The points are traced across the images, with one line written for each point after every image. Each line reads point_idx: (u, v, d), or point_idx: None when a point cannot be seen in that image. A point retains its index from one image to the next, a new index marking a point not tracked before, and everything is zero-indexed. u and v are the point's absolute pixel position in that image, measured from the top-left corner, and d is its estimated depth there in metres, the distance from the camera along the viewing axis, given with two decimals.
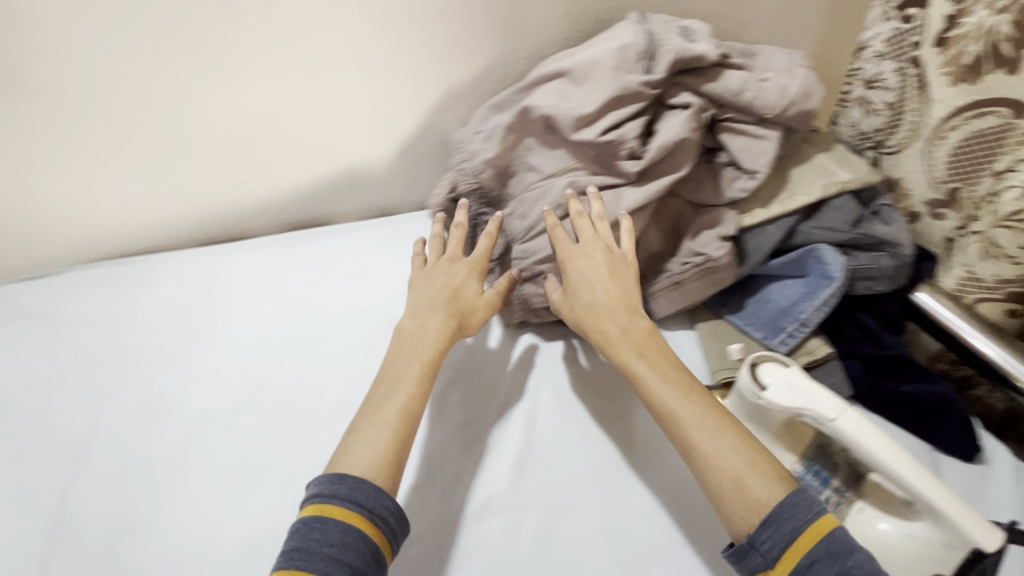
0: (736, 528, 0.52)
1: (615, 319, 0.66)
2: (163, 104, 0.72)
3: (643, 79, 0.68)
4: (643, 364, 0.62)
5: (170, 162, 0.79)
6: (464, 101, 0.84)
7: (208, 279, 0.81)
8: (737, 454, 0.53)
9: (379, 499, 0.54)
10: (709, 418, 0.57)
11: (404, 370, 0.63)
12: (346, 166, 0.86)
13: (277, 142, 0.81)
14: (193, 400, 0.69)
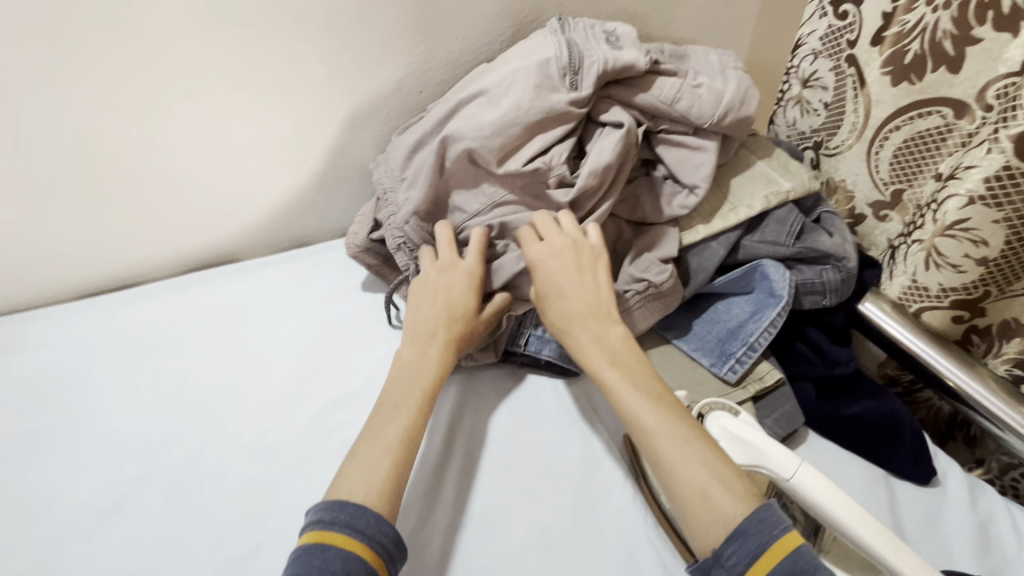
0: (700, 543, 0.46)
1: (588, 325, 0.58)
2: (9, 144, 0.61)
3: (569, 97, 0.62)
4: (614, 372, 0.55)
5: (29, 209, 0.67)
6: (377, 119, 0.76)
7: (96, 342, 0.71)
8: (707, 471, 0.47)
9: (380, 524, 0.48)
10: (682, 428, 0.50)
11: (399, 401, 0.57)
12: (248, 197, 0.76)
13: (161, 176, 0.70)
14: (71, 496, 0.59)
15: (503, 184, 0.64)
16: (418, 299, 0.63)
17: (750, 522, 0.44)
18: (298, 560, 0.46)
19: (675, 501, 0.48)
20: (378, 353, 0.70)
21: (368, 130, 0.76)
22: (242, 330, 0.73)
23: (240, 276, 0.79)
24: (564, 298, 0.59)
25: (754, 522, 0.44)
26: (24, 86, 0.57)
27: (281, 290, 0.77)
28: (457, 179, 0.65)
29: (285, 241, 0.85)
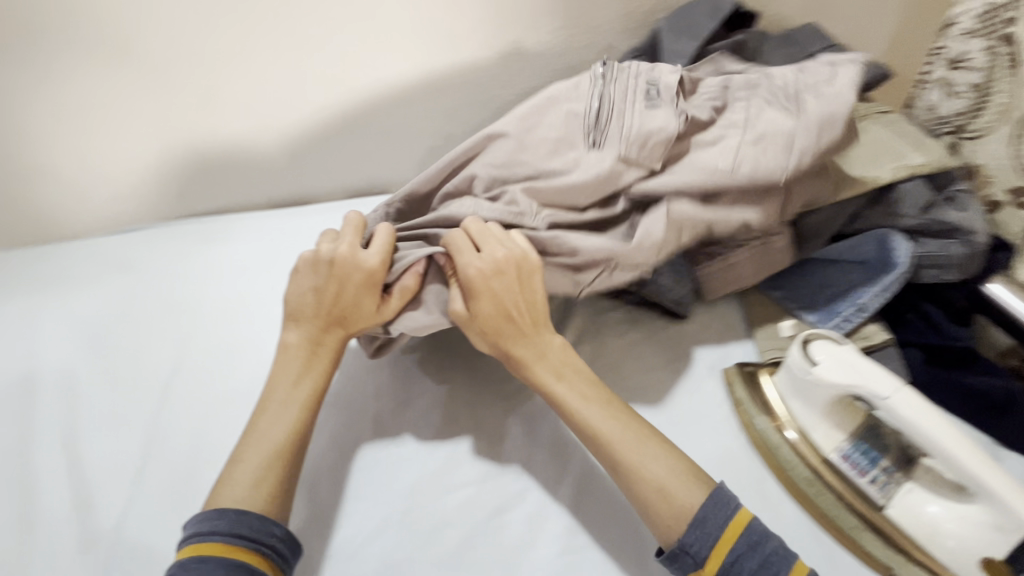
0: (664, 534, 0.51)
1: (533, 338, 0.59)
2: (241, 72, 0.72)
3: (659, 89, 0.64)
4: (562, 386, 0.57)
5: (237, 130, 0.79)
6: (524, 76, 0.83)
7: (269, 232, 0.83)
8: (665, 466, 0.52)
9: (266, 526, 0.50)
10: (632, 436, 0.54)
11: (298, 390, 0.57)
12: (402, 136, 0.86)
13: (342, 113, 0.81)
14: (246, 358, 0.69)
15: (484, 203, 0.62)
16: (303, 278, 0.60)
17: (708, 509, 0.50)
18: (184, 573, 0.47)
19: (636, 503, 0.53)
20: None
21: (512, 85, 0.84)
22: None
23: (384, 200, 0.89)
24: (498, 321, 0.58)
25: (712, 505, 0.50)
26: (268, 26, 0.69)
27: None
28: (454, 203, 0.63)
29: None
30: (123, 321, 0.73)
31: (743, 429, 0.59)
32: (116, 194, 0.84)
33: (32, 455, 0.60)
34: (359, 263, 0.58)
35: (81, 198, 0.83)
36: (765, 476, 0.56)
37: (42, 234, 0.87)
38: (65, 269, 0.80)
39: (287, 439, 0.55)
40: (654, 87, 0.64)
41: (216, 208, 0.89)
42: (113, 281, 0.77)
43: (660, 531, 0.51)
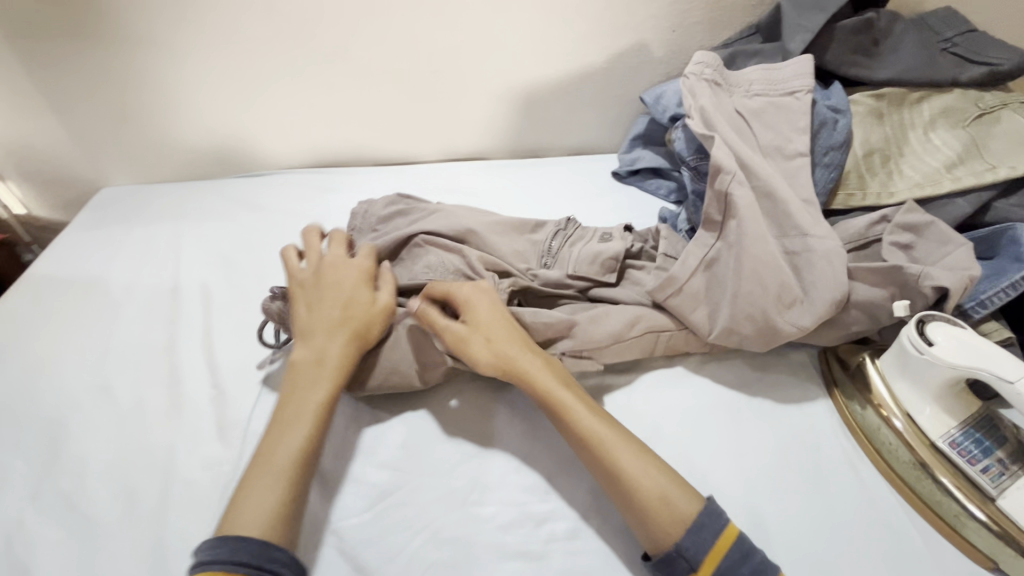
0: (659, 542, 0.47)
1: (536, 350, 0.56)
2: (374, 30, 0.83)
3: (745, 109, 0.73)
4: (566, 393, 0.54)
5: (366, 84, 0.90)
6: (633, 58, 0.90)
7: (389, 184, 0.94)
8: (659, 475, 0.49)
9: (267, 548, 0.44)
10: (627, 448, 0.51)
11: (301, 406, 0.53)
12: (511, 101, 0.94)
13: (460, 76, 0.90)
14: None
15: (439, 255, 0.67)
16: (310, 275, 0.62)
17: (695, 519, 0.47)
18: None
19: (630, 511, 0.49)
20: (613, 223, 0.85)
21: (617, 61, 0.91)
22: (492, 204, 0.89)
23: (485, 167, 0.97)
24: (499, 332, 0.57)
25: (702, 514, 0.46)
26: None
27: (516, 183, 0.93)
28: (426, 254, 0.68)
29: (518, 149, 1.03)
30: (256, 246, 0.83)
31: (836, 410, 0.59)
32: (259, 140, 0.96)
33: (172, 340, 0.68)
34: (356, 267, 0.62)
35: (229, 140, 0.95)
36: (859, 453, 0.56)
37: (186, 173, 1.00)
38: (206, 199, 0.92)
39: (294, 459, 0.49)
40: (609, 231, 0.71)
41: (336, 159, 1.01)
42: (251, 213, 0.89)
43: (649, 537, 0.47)
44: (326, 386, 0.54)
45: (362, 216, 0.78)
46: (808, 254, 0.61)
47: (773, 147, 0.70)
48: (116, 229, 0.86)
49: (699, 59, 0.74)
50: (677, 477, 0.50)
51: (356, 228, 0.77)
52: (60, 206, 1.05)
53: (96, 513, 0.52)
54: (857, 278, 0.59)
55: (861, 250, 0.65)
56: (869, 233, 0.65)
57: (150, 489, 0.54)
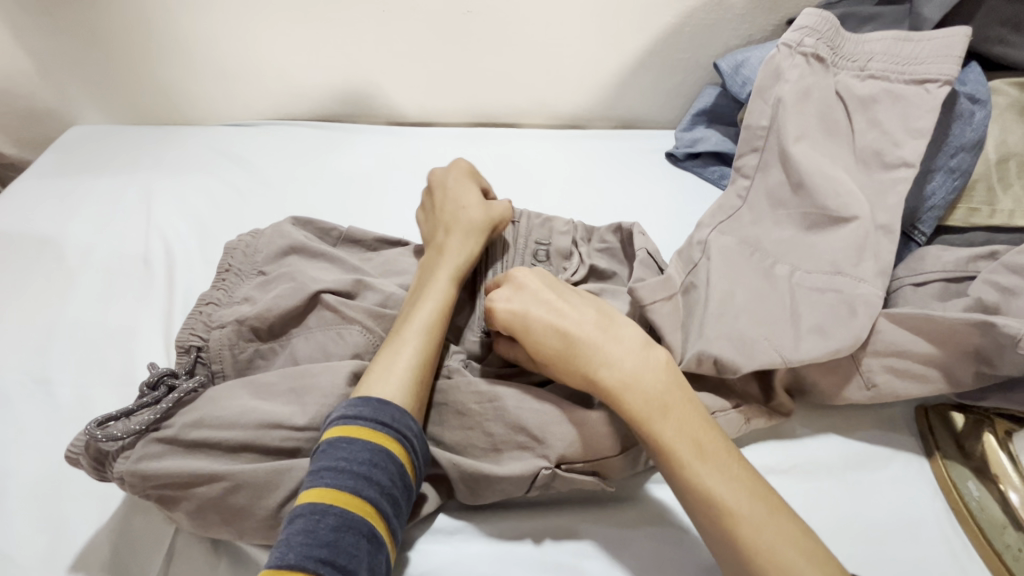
0: None
1: (624, 360, 0.43)
2: None
3: (852, 93, 0.57)
4: (662, 427, 0.40)
5: (376, 23, 0.74)
6: (703, 15, 0.74)
7: (398, 148, 0.79)
8: (795, 546, 0.36)
9: (406, 417, 0.41)
10: (744, 494, 0.38)
11: (434, 278, 0.49)
12: (550, 59, 0.78)
13: (489, 22, 0.74)
14: None
15: (339, 335, 0.49)
16: (454, 183, 0.58)
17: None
18: (320, 455, 0.38)
19: None
20: (663, 219, 0.71)
21: (687, 16, 0.74)
22: (516, 184, 0.74)
23: (519, 136, 0.82)
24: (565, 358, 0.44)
25: None
26: None
27: (551, 158, 0.79)
28: (318, 338, 0.49)
29: (555, 116, 0.87)
30: (234, 214, 0.70)
31: (940, 489, 0.47)
32: (248, 81, 0.81)
33: (111, 330, 0.56)
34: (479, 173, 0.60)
35: (212, 79, 0.81)
36: (971, 554, 0.44)
37: (171, 117, 0.86)
38: (180, 149, 0.78)
39: (434, 322, 0.46)
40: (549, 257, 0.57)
41: (344, 113, 0.86)
42: (237, 172, 0.75)
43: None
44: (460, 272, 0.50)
45: (244, 256, 0.56)
46: (869, 298, 0.48)
47: (871, 151, 0.55)
48: (79, 180, 0.73)
49: (813, 25, 0.57)
50: (823, 550, 0.37)
51: (233, 270, 0.55)
52: (24, 143, 0.91)
53: (11, 552, 0.42)
54: (942, 324, 0.46)
55: (951, 280, 0.52)
56: (965, 268, 0.52)
57: (79, 525, 0.43)
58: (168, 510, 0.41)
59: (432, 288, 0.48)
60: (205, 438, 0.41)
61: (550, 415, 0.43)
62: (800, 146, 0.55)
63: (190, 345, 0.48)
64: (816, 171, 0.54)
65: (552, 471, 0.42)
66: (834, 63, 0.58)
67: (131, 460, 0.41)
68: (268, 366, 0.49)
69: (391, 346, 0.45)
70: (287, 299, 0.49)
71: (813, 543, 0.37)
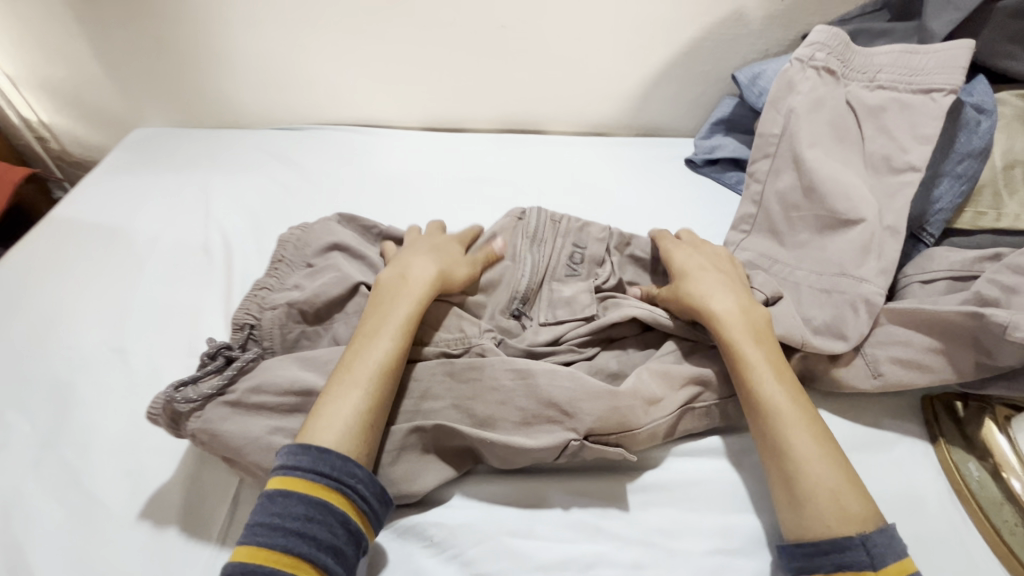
0: (812, 529, 0.41)
1: (732, 299, 0.52)
2: None
3: (861, 104, 0.61)
4: (753, 348, 0.49)
5: (417, 37, 0.80)
6: (722, 32, 0.79)
7: (433, 152, 0.85)
8: (836, 467, 0.42)
9: (347, 465, 0.42)
10: (814, 429, 0.45)
11: (389, 316, 0.51)
12: (577, 70, 0.83)
13: (522, 36, 0.79)
14: None
15: None
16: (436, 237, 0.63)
17: (880, 538, 0.39)
18: (259, 510, 0.41)
19: (786, 489, 0.43)
20: (682, 220, 0.75)
21: (707, 30, 0.79)
22: (543, 187, 0.79)
23: (546, 142, 0.88)
24: (697, 290, 0.54)
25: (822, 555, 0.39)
26: None
27: (576, 163, 0.84)
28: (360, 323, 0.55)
29: (580, 125, 0.92)
30: (285, 209, 0.76)
31: (943, 472, 0.50)
32: (297, 89, 0.88)
33: (178, 309, 0.62)
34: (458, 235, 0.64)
35: (265, 87, 0.88)
36: (972, 532, 0.46)
37: (226, 122, 0.94)
38: (235, 151, 0.85)
39: (385, 361, 0.47)
40: (584, 250, 0.63)
41: (384, 120, 0.93)
42: (286, 171, 0.82)
43: (794, 521, 0.41)
44: (418, 304, 0.52)
45: (295, 248, 0.62)
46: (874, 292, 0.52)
47: (880, 157, 0.59)
48: (145, 177, 0.80)
49: (816, 39, 0.62)
50: (857, 482, 0.43)
51: (285, 260, 0.61)
52: (92, 145, 1.00)
53: (98, 496, 0.47)
54: (937, 314, 0.49)
55: (957, 278, 0.55)
56: (969, 267, 0.55)
57: (154, 477, 0.48)
58: (232, 465, 0.46)
59: (386, 326, 0.49)
60: (267, 400, 0.47)
61: (577, 389, 0.48)
62: (811, 151, 0.59)
63: (245, 323, 0.53)
64: (827, 175, 0.58)
65: (581, 443, 0.46)
66: (844, 72, 0.62)
67: (203, 420, 0.46)
68: (313, 347, 0.55)
69: (336, 385, 0.46)
70: (336, 285, 0.55)
71: (852, 475, 0.43)
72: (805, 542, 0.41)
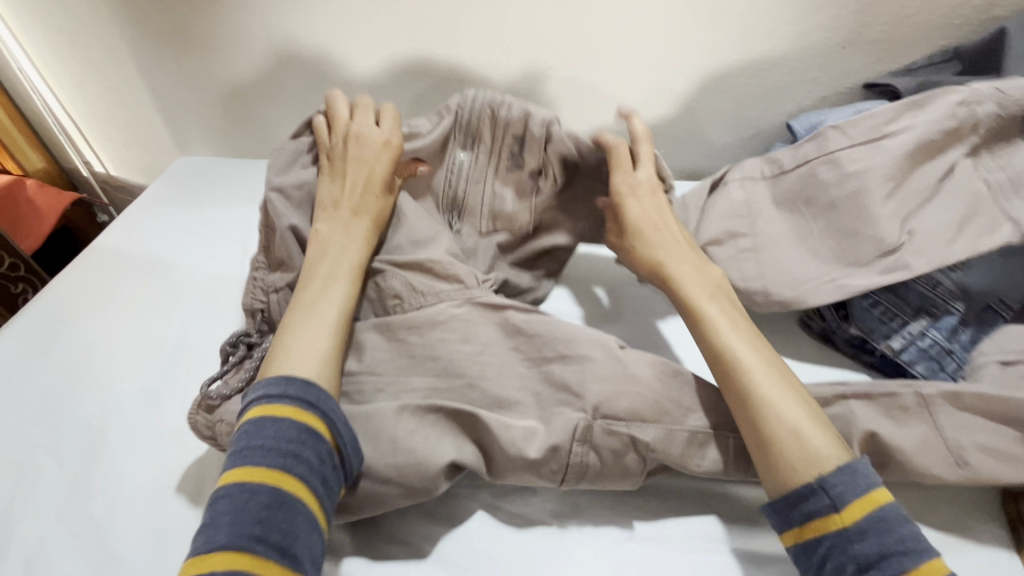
0: (783, 476, 0.44)
1: (687, 260, 0.56)
2: (481, 19, 0.72)
3: (934, 167, 0.57)
4: (710, 307, 0.52)
5: (462, 77, 0.79)
6: (777, 79, 0.76)
7: None
8: (799, 411, 0.45)
9: (328, 397, 0.45)
10: (774, 371, 0.48)
11: (334, 270, 0.54)
12: (622, 113, 0.81)
13: (568, 78, 0.77)
14: None
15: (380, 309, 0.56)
16: (360, 153, 0.60)
17: (840, 479, 0.42)
18: (246, 436, 0.42)
19: (754, 440, 0.46)
20: None
21: (761, 74, 0.75)
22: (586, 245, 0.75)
23: None
24: (655, 250, 0.57)
25: None
26: None
27: None
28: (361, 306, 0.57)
29: None
30: None
31: None
32: None
33: (209, 349, 0.61)
34: (387, 136, 0.62)
35: (308, 120, 0.88)
36: None
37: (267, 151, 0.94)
38: (274, 184, 0.85)
39: (342, 316, 0.51)
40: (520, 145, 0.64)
41: None
42: None
43: (769, 468, 0.44)
44: (363, 253, 0.56)
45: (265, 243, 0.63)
46: None
47: (953, 225, 0.55)
48: (186, 209, 0.80)
49: (981, 96, 0.56)
50: (822, 422, 0.46)
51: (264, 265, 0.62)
52: (135, 171, 1.01)
53: (122, 552, 0.46)
54: None
55: None
56: None
57: (180, 532, 0.47)
58: None
59: (337, 278, 0.53)
60: None
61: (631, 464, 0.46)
62: (876, 215, 0.56)
63: (256, 325, 0.57)
64: (896, 249, 0.55)
65: (589, 422, 0.48)
66: (978, 145, 0.56)
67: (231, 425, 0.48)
68: None
69: (290, 334, 0.49)
70: None
71: (815, 412, 0.46)
72: (778, 488, 0.44)
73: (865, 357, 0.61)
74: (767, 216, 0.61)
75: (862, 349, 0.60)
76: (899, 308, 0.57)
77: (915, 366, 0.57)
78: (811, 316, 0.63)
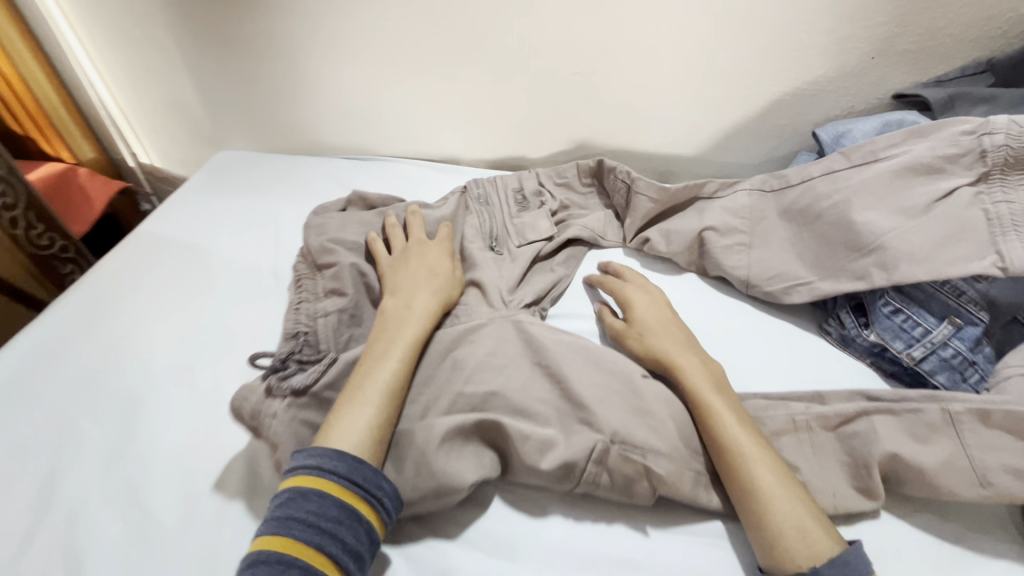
0: (781, 569, 0.42)
1: (690, 353, 0.56)
2: (513, 23, 0.74)
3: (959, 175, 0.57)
4: (713, 395, 0.51)
5: (494, 79, 0.82)
6: (805, 87, 0.76)
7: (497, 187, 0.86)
8: (802, 506, 0.44)
9: (378, 477, 0.44)
10: (773, 461, 0.47)
11: (390, 344, 0.53)
12: (647, 117, 0.83)
13: (596, 83, 0.80)
14: None
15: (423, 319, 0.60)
16: (412, 257, 0.64)
17: (830, 574, 0.40)
18: (291, 505, 0.42)
19: (753, 533, 0.45)
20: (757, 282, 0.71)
21: (789, 82, 0.75)
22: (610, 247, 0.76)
23: None
24: (663, 340, 0.57)
25: None
26: None
27: None
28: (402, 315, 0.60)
29: (644, 168, 0.91)
30: None
31: None
32: (372, 121, 0.92)
33: (243, 327, 0.64)
34: (435, 245, 0.67)
35: (343, 118, 0.92)
36: None
37: (303, 147, 0.99)
38: (309, 177, 0.89)
39: (389, 384, 0.50)
40: (522, 190, 0.80)
41: (451, 154, 0.95)
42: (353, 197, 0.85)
43: (770, 564, 0.43)
44: (419, 328, 0.55)
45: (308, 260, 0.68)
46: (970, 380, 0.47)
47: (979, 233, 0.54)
48: (226, 197, 0.84)
49: (991, 126, 0.54)
50: (823, 518, 0.45)
51: (304, 278, 0.67)
52: (179, 162, 1.06)
53: (154, 511, 0.48)
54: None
55: None
56: None
57: (210, 495, 0.50)
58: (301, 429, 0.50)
59: (389, 353, 0.52)
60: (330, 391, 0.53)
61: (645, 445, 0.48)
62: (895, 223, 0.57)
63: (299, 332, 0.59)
64: (905, 257, 0.56)
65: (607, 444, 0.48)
66: (993, 171, 0.54)
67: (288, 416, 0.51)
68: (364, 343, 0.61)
69: (341, 413, 0.48)
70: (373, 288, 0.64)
71: (817, 509, 0.45)
72: None
73: (886, 365, 0.60)
74: (768, 223, 0.68)
75: (882, 357, 0.60)
76: (923, 316, 0.57)
77: (936, 376, 0.56)
78: (831, 322, 0.64)
